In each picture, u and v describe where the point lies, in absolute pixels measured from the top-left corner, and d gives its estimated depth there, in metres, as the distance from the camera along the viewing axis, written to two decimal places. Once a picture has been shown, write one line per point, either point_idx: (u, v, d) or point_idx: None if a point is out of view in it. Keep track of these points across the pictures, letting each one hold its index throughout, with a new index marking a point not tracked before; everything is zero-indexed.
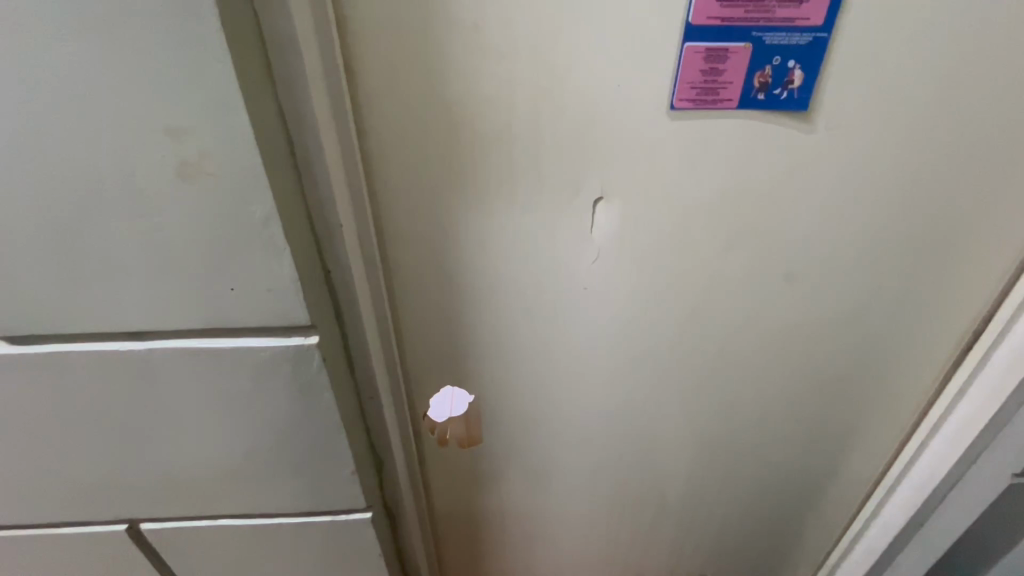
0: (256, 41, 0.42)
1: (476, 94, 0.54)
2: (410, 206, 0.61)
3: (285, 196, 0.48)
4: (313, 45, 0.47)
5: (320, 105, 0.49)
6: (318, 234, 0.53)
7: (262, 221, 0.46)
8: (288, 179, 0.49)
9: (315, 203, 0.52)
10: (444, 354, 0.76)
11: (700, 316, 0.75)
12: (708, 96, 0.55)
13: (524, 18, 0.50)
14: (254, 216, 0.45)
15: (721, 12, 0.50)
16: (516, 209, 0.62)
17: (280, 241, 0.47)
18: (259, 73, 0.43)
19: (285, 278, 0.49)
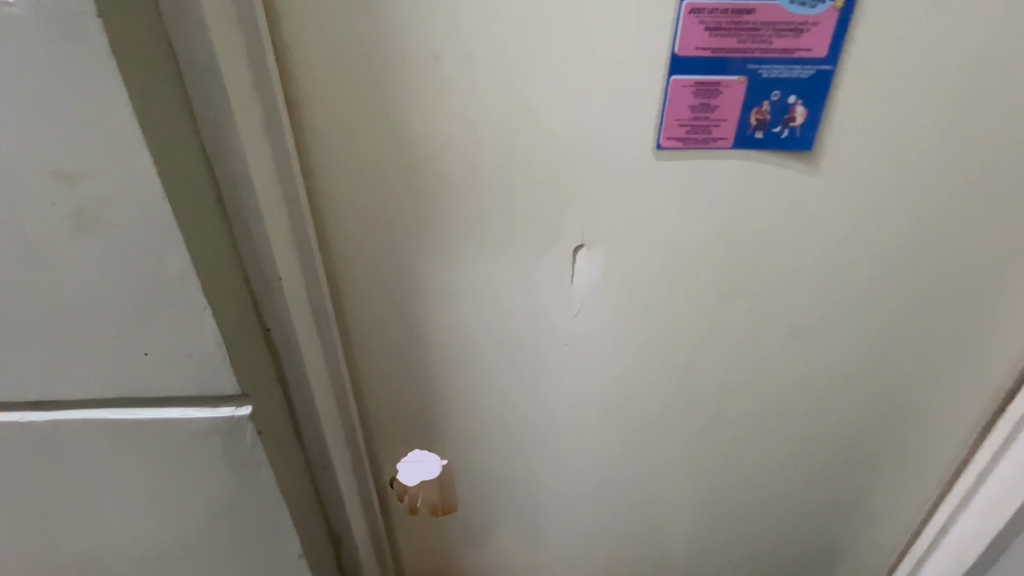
0: (170, 71, 0.37)
1: (438, 131, 0.48)
2: (366, 254, 0.55)
3: (212, 246, 0.41)
4: (244, 74, 0.41)
5: (255, 141, 0.43)
6: (253, 285, 0.47)
7: (177, 277, 0.39)
8: (215, 226, 0.42)
9: (250, 251, 0.46)
10: (411, 413, 0.68)
11: (696, 372, 0.67)
12: (701, 135, 0.48)
13: (490, 46, 0.44)
14: (166, 271, 0.39)
15: (711, 42, 0.44)
16: (487, 256, 0.56)
17: (201, 297, 0.40)
18: (176, 107, 0.37)
19: (208, 341, 0.42)
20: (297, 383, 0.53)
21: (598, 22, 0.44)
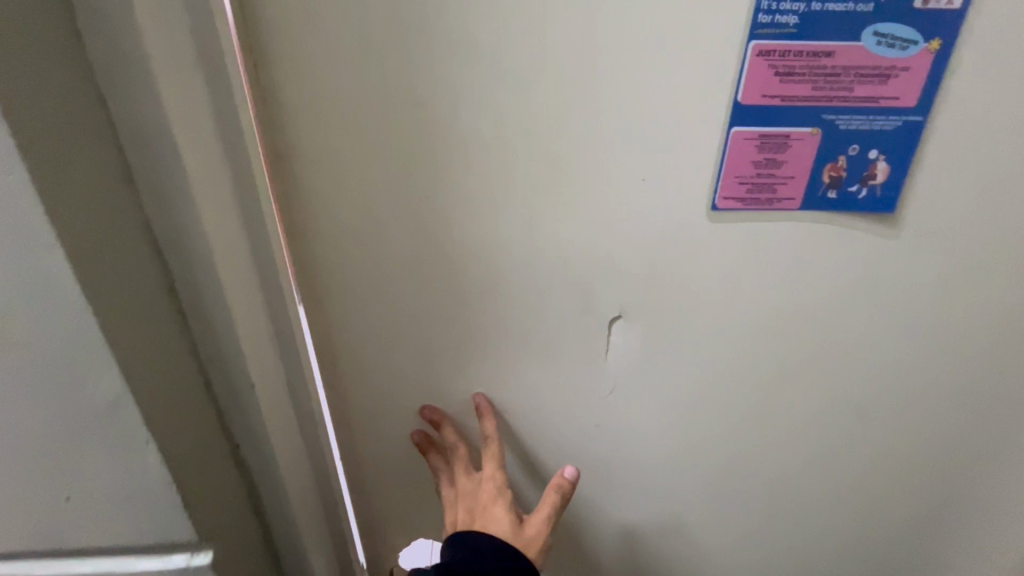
0: (100, 132, 0.28)
1: (452, 189, 0.41)
2: (362, 326, 0.47)
3: (154, 347, 0.32)
4: (207, 130, 0.33)
5: (222, 211, 0.34)
6: (211, 378, 0.38)
7: (109, 408, 0.29)
8: (160, 319, 0.33)
9: (207, 343, 0.37)
10: (410, 502, 0.59)
11: (744, 461, 0.58)
12: (764, 194, 0.41)
13: (513, 92, 0.38)
14: (94, 399, 0.29)
15: (780, 89, 0.37)
16: (502, 329, 0.48)
17: (142, 426, 0.30)
18: (104, 176, 0.28)
19: (153, 481, 0.32)
20: (268, 483, 0.45)
21: (642, 65, 0.37)
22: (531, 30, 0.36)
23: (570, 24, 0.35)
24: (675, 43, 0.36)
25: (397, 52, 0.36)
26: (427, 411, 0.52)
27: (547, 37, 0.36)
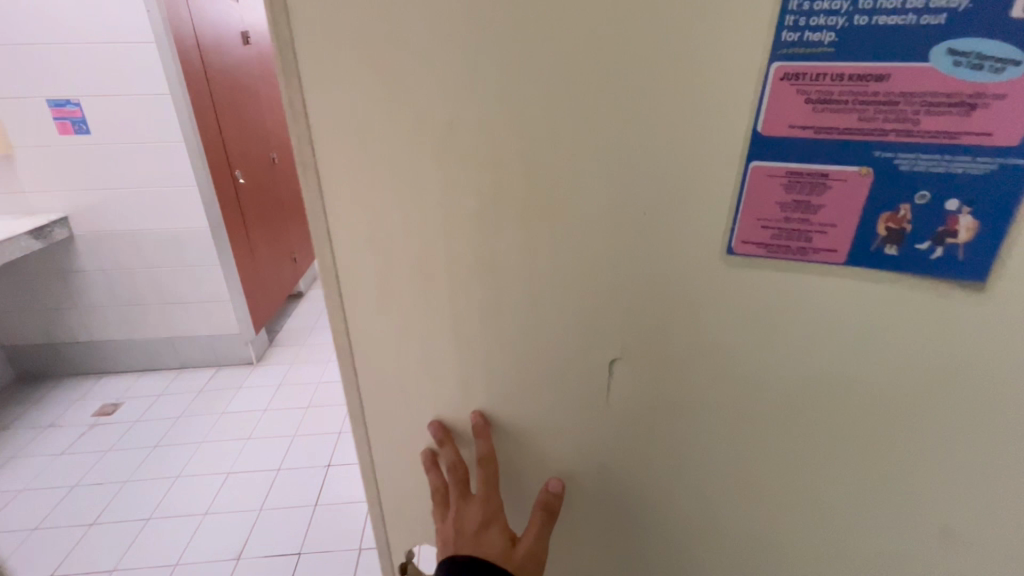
0: None
1: (450, 208, 0.41)
2: (374, 329, 0.50)
3: None
4: None
5: None
6: None
7: None
8: None
9: None
10: (410, 508, 0.60)
11: (773, 555, 0.48)
12: (795, 242, 0.35)
13: (523, 111, 0.36)
14: None
15: (814, 118, 0.31)
16: (507, 352, 0.47)
17: None
18: None
19: None
20: None
21: (665, 80, 0.33)
22: (545, 45, 0.34)
23: (586, 38, 0.33)
24: (706, 55, 0.32)
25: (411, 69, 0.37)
26: (433, 424, 0.52)
27: (560, 53, 0.34)
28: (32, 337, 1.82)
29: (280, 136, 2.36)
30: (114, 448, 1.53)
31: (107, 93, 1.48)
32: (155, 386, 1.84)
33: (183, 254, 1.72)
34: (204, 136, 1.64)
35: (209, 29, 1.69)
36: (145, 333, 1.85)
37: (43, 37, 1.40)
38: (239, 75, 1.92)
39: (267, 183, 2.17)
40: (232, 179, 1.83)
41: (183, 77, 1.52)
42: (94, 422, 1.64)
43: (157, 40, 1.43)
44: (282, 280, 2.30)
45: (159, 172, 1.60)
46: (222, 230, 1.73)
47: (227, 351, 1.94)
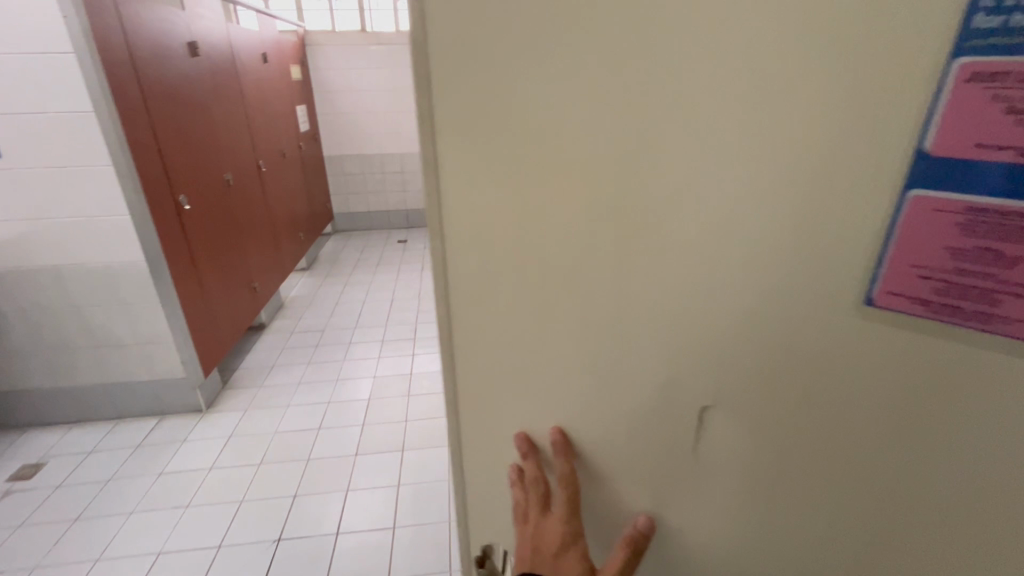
0: None
1: (551, 216, 0.38)
2: (474, 328, 0.47)
3: None
4: None
5: None
6: None
7: None
8: None
9: None
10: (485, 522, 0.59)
11: None
12: (969, 295, 0.27)
13: (656, 104, 0.31)
14: None
15: (1012, 135, 0.24)
16: (602, 367, 0.42)
17: None
18: None
19: None
20: None
21: (840, 71, 0.26)
22: (689, 39, 0.29)
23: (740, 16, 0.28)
24: (912, 34, 0.24)
25: (536, 53, 0.34)
26: (519, 438, 0.50)
27: (697, 43, 0.29)
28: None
29: (232, 152, 2.14)
30: (26, 523, 1.38)
31: (24, 112, 1.36)
32: (85, 441, 1.68)
33: (117, 289, 1.58)
34: (137, 155, 1.49)
35: (145, 38, 1.56)
36: (75, 380, 1.69)
37: None
38: (181, 89, 1.76)
39: (222, 208, 2.00)
40: (174, 205, 1.67)
41: (111, 95, 1.40)
42: (7, 488, 1.51)
43: (79, 53, 1.32)
44: (240, 311, 2.10)
45: (92, 195, 1.46)
46: (159, 264, 1.58)
47: (172, 396, 1.77)
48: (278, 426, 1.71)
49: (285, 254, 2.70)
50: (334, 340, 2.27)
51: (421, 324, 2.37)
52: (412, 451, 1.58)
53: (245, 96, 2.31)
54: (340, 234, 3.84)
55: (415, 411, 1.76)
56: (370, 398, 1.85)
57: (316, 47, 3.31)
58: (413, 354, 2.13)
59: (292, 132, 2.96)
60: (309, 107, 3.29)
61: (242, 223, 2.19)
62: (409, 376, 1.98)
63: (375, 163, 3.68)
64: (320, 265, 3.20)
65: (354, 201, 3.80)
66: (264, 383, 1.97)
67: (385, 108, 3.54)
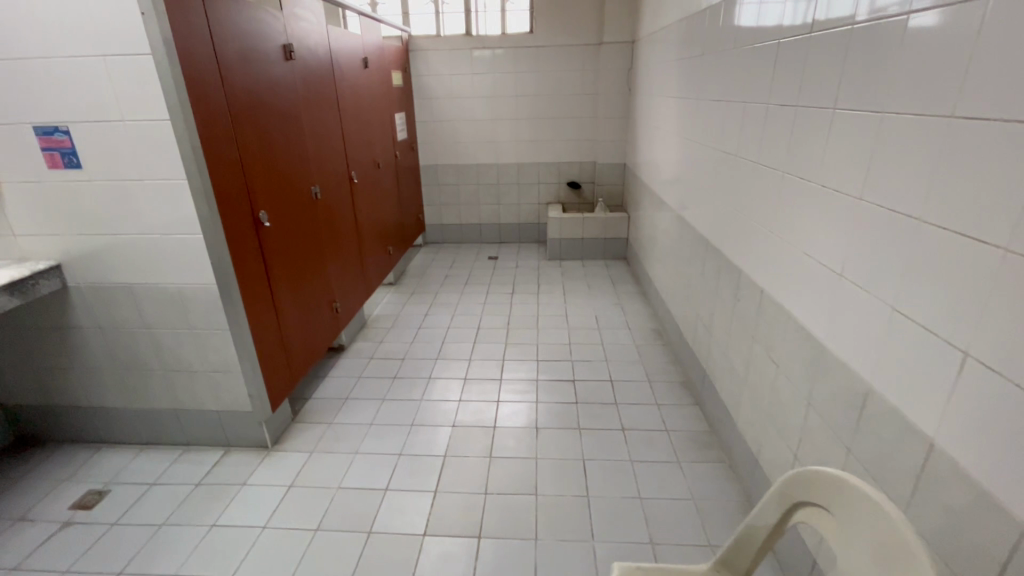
0: None
1: None
2: None
3: None
4: None
5: None
6: None
7: None
8: None
9: None
10: None
11: None
12: None
13: None
14: None
15: None
16: None
17: None
18: None
19: None
20: None
21: None
22: None
23: None
24: None
25: None
26: None
27: None
28: (32, 396, 1.63)
29: (323, 163, 2.00)
30: (73, 568, 1.25)
31: (104, 121, 1.26)
32: (152, 470, 1.56)
33: (188, 314, 1.45)
34: (214, 170, 1.34)
35: (236, 40, 1.42)
36: (149, 402, 1.60)
37: (35, 54, 1.21)
38: (272, 96, 1.61)
39: (307, 223, 1.85)
40: (253, 221, 1.51)
41: (190, 102, 1.25)
42: (69, 518, 1.40)
43: (158, 57, 1.18)
44: (318, 334, 1.93)
45: (168, 212, 1.34)
46: (230, 288, 1.42)
47: (238, 431, 1.63)
48: (340, 479, 1.49)
49: (372, 269, 2.54)
50: (413, 373, 2.03)
51: (509, 362, 2.07)
52: (491, 538, 1.27)
53: (341, 103, 2.17)
54: (430, 246, 3.68)
55: (497, 481, 1.45)
56: (446, 455, 1.56)
57: (419, 53, 3.17)
58: (498, 401, 1.83)
59: (389, 142, 2.83)
60: (407, 115, 3.16)
61: (328, 239, 2.03)
62: (492, 430, 1.67)
63: (471, 174, 3.48)
64: (408, 280, 3.04)
65: (447, 212, 3.63)
66: (336, 420, 1.77)
67: (486, 117, 3.32)
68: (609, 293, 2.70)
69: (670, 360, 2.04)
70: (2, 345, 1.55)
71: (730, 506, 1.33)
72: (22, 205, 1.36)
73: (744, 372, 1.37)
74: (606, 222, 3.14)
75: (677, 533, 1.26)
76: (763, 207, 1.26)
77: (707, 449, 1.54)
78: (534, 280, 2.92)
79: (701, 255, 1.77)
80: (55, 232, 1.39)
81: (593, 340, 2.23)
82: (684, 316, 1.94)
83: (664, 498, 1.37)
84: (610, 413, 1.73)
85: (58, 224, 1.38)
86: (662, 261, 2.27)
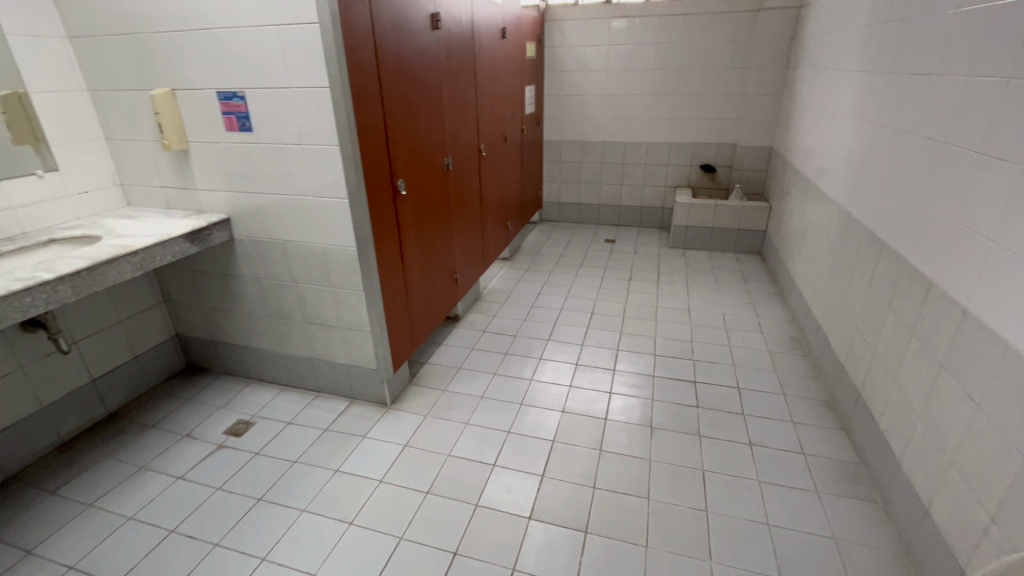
0: None
1: None
2: None
3: None
4: None
5: None
6: None
7: None
8: None
9: None
10: None
11: None
12: None
13: None
14: None
15: None
16: None
17: None
18: None
19: None
20: None
21: None
22: None
23: None
24: None
25: None
26: None
27: None
28: (200, 330, 1.87)
29: (457, 134, 2.01)
30: (224, 486, 1.42)
31: (272, 87, 1.36)
32: (288, 410, 1.73)
33: (329, 273, 1.55)
34: (362, 137, 1.39)
35: (391, 8, 1.44)
36: (290, 349, 1.76)
37: (222, 24, 1.32)
38: (418, 66, 1.63)
39: (438, 194, 1.88)
40: (391, 189, 1.56)
41: (346, 70, 1.29)
42: (222, 442, 1.59)
43: (323, 26, 1.23)
44: (438, 303, 1.99)
45: (320, 176, 1.42)
46: (367, 252, 1.49)
47: (361, 386, 1.73)
48: (451, 447, 1.53)
49: (491, 243, 2.56)
50: (524, 351, 2.02)
51: (623, 353, 1.98)
52: (598, 535, 1.22)
53: (478, 74, 2.17)
54: (546, 224, 3.63)
55: (606, 477, 1.39)
56: (554, 441, 1.53)
57: (555, 23, 3.07)
58: (610, 392, 1.75)
59: (518, 115, 2.80)
60: (537, 88, 3.10)
61: (454, 211, 2.06)
62: (603, 422, 1.60)
63: (595, 152, 3.35)
64: (523, 256, 3.03)
65: (567, 190, 3.54)
66: (448, 388, 1.82)
67: (618, 91, 3.15)
68: (739, 290, 2.46)
69: (810, 374, 1.80)
70: (182, 284, 1.79)
71: (882, 555, 1.14)
72: (204, 163, 1.53)
73: (921, 403, 1.15)
74: (741, 212, 2.85)
75: (813, 574, 1.11)
76: (980, 208, 1.01)
77: (854, 484, 1.34)
78: (654, 269, 2.75)
79: (867, 259, 1.51)
80: (226, 189, 1.54)
81: (718, 340, 2.04)
82: (835, 327, 1.69)
83: (797, 530, 1.21)
84: (736, 424, 1.57)
85: (229, 181, 1.53)
86: (812, 261, 2.00)
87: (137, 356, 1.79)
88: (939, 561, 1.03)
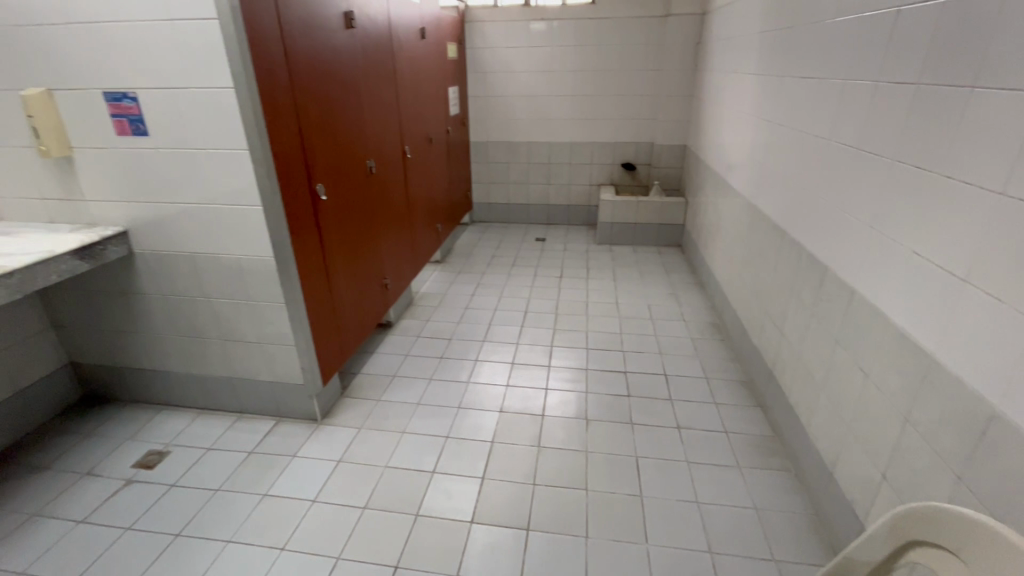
0: None
1: None
2: None
3: None
4: None
5: None
6: None
7: None
8: None
9: None
10: None
11: None
12: None
13: None
14: None
15: None
16: None
17: None
18: None
19: None
20: None
21: None
22: None
23: None
24: None
25: None
26: None
27: None
28: (99, 356, 1.69)
29: (379, 136, 1.96)
30: (135, 526, 1.29)
31: (169, 87, 1.25)
32: (207, 435, 1.60)
33: (246, 286, 1.46)
34: (275, 140, 1.32)
35: (300, 5, 1.38)
36: (207, 370, 1.63)
37: (105, 18, 1.20)
38: (332, 65, 1.57)
39: (362, 198, 1.82)
40: (310, 194, 1.49)
41: (253, 69, 1.22)
42: (131, 477, 1.45)
43: (223, 22, 1.15)
44: (368, 310, 1.92)
45: (229, 182, 1.33)
46: (287, 261, 1.41)
47: (288, 403, 1.64)
48: (388, 458, 1.49)
49: (421, 246, 2.52)
50: (460, 354, 2.01)
51: (557, 349, 2.02)
52: (540, 532, 1.23)
53: (398, 75, 2.12)
54: (477, 225, 3.63)
55: (546, 473, 1.41)
56: (493, 442, 1.53)
57: (475, 24, 3.07)
58: (546, 388, 1.78)
59: (442, 116, 2.77)
60: (461, 89, 3.08)
61: (380, 214, 2.01)
62: (540, 419, 1.63)
63: (522, 152, 3.39)
64: (455, 258, 3.01)
65: (496, 190, 3.56)
66: (383, 398, 1.76)
67: (540, 92, 3.21)
68: (663, 282, 2.59)
69: (728, 357, 1.93)
70: (73, 307, 1.61)
71: (797, 519, 1.24)
72: (92, 171, 1.39)
73: (822, 377, 1.26)
74: (661, 207, 3.00)
75: (739, 544, 1.19)
76: (861, 199, 1.13)
77: (771, 456, 1.44)
78: (584, 265, 2.83)
79: (771, 247, 1.64)
80: (121, 199, 1.41)
81: (645, 331, 2.13)
82: (748, 312, 1.82)
83: (723, 504, 1.29)
84: (665, 410, 1.65)
85: (125, 191, 1.39)
86: (726, 252, 2.14)
87: (22, 390, 1.59)
88: (843, 518, 1.14)
